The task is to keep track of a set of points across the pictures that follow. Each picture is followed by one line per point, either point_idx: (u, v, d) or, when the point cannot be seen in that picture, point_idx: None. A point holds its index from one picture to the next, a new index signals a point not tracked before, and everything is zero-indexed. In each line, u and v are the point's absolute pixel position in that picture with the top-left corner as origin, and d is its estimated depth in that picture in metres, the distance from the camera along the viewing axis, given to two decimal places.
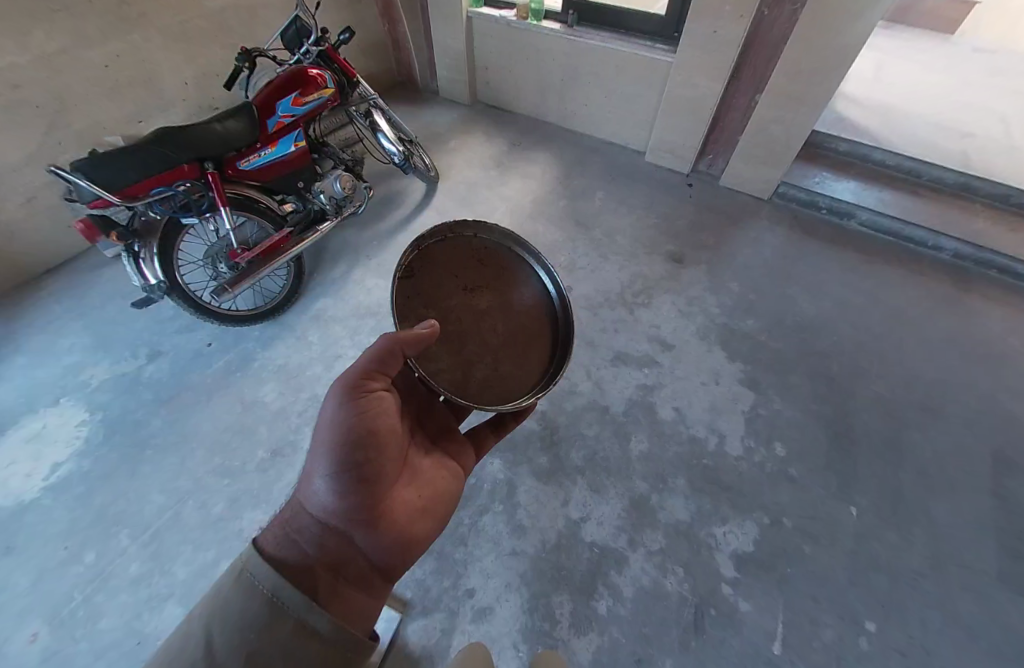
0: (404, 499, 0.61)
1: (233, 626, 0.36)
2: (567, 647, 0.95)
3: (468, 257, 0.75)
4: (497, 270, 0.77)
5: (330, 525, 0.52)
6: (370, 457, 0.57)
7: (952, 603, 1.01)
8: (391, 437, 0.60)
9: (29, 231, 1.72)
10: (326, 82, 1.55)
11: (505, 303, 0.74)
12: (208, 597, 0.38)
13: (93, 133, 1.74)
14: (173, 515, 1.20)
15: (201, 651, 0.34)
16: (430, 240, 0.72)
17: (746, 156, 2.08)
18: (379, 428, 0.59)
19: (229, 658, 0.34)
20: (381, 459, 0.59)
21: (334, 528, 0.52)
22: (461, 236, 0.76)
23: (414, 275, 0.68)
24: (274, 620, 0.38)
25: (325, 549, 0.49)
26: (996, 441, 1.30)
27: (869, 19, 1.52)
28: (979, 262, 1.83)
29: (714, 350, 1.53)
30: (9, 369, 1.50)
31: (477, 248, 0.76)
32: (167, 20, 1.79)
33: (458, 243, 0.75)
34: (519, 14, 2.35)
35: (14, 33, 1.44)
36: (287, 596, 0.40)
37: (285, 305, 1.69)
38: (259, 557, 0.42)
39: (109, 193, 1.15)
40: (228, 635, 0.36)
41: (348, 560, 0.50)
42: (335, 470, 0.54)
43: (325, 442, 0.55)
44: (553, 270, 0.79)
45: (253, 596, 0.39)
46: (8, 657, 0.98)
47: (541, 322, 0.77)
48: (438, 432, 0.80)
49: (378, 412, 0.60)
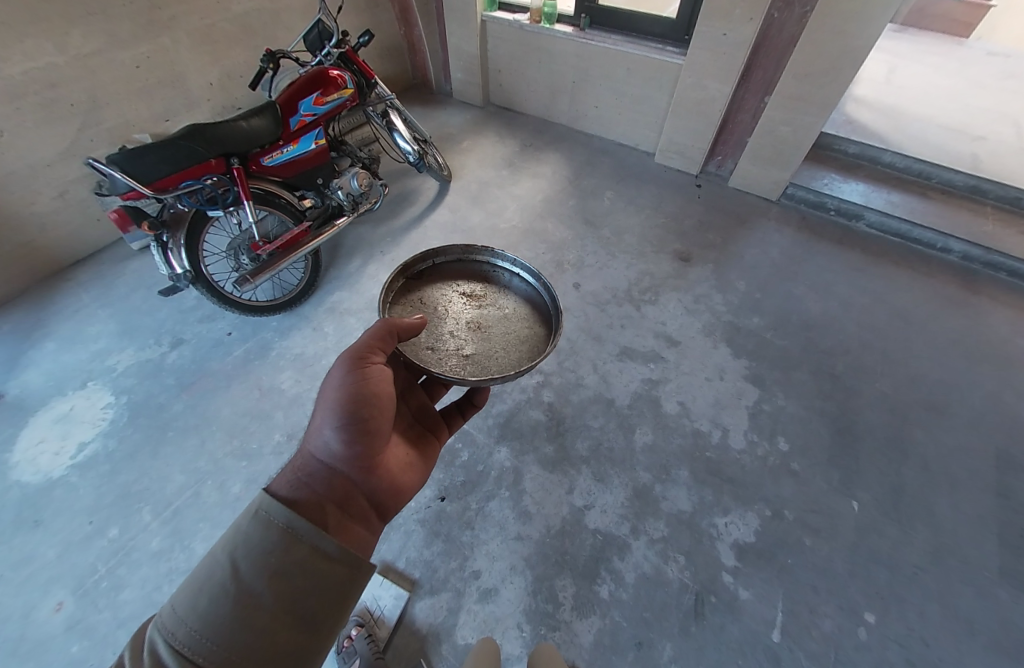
0: (394, 457, 0.64)
1: (254, 551, 0.38)
2: (569, 628, 0.98)
3: (472, 279, 0.84)
4: (494, 291, 0.83)
5: (335, 472, 0.53)
6: (373, 418, 0.59)
7: (952, 597, 1.02)
8: (391, 403, 0.62)
9: (61, 223, 1.80)
10: (345, 83, 1.63)
11: (492, 314, 0.80)
12: (228, 531, 0.39)
13: (123, 130, 1.82)
14: (193, 494, 1.26)
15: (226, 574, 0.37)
16: (444, 259, 0.83)
17: (755, 158, 2.10)
18: (380, 393, 0.60)
19: (254, 580, 0.37)
20: (382, 420, 0.60)
21: (339, 474, 0.54)
22: (474, 262, 0.85)
23: (421, 280, 0.81)
24: (288, 545, 0.39)
25: (330, 493, 0.51)
26: (1001, 441, 1.30)
27: (878, 22, 1.54)
28: (988, 265, 1.83)
29: (720, 346, 1.55)
30: (39, 354, 1.57)
31: (482, 273, 0.85)
32: (194, 23, 1.88)
33: (470, 264, 0.85)
34: (532, 17, 2.40)
35: (52, 35, 1.53)
36: (301, 527, 0.41)
37: (302, 297, 1.76)
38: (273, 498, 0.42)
39: (140, 184, 1.22)
40: (253, 558, 0.38)
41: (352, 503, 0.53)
42: (339, 422, 0.56)
43: (332, 398, 0.57)
44: (551, 289, 0.78)
45: (269, 527, 0.40)
46: (36, 624, 1.03)
47: (525, 338, 0.76)
48: (415, 411, 0.81)
49: (379, 379, 0.61)
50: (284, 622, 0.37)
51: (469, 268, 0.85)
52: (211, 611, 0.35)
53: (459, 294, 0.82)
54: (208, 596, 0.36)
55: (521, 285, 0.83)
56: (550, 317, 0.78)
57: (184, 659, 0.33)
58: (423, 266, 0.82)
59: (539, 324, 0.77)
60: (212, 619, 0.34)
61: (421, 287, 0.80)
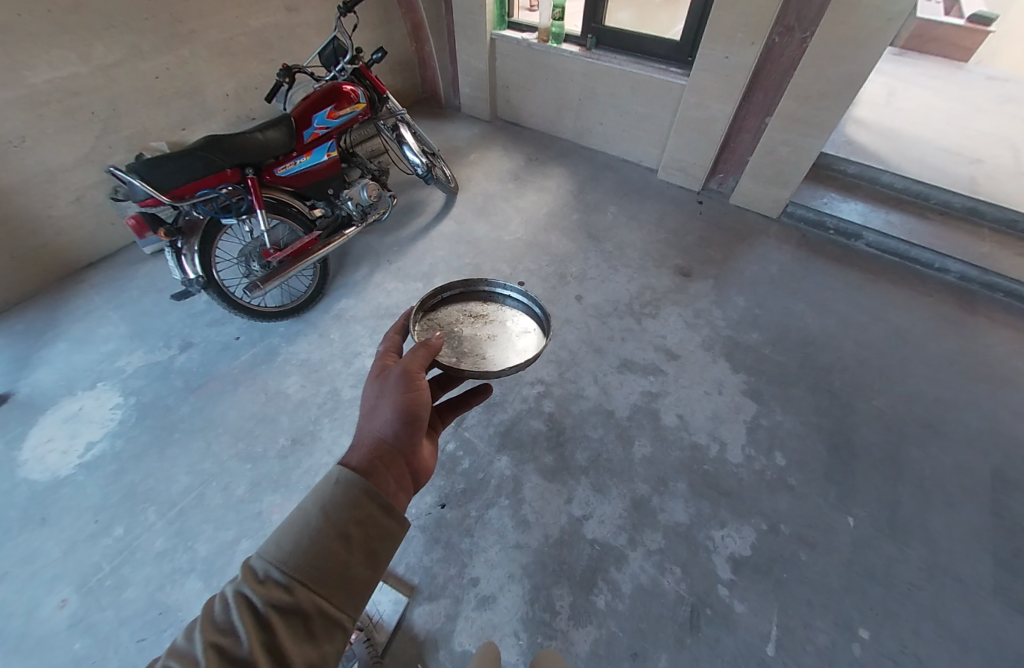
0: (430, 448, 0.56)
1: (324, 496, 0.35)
2: (566, 638, 1.00)
3: (474, 305, 0.90)
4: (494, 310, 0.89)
5: (400, 450, 0.47)
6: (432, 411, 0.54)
7: (946, 615, 1.03)
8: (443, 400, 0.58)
9: (77, 227, 1.85)
10: (358, 98, 1.68)
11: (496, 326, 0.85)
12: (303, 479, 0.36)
13: (140, 138, 1.88)
14: (198, 495, 1.28)
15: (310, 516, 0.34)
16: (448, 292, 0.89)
17: (755, 176, 2.14)
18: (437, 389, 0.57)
19: (338, 520, 0.34)
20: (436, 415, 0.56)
21: (402, 454, 0.47)
22: (473, 290, 0.92)
23: (433, 313, 0.86)
24: (363, 499, 0.36)
25: (395, 471, 0.44)
26: (997, 460, 1.31)
27: (877, 49, 1.59)
28: (985, 285, 1.85)
29: (718, 361, 1.58)
30: (51, 354, 1.61)
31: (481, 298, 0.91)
32: (213, 37, 1.95)
33: (470, 294, 0.91)
34: (540, 37, 2.47)
35: (78, 46, 1.59)
36: (373, 488, 0.37)
37: (310, 303, 1.80)
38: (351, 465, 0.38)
39: (159, 192, 1.27)
40: (338, 505, 0.35)
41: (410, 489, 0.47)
42: (403, 406, 0.51)
43: (394, 382, 0.54)
44: (538, 301, 0.85)
45: (348, 487, 0.37)
46: (40, 621, 1.05)
47: (525, 341, 0.81)
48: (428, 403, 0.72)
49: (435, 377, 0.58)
50: (364, 561, 0.34)
51: (469, 294, 0.91)
52: (304, 546, 0.32)
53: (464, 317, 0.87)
54: (297, 537, 0.33)
55: (515, 302, 0.89)
56: (541, 323, 0.83)
57: (288, 579, 0.31)
58: (433, 301, 0.87)
59: (535, 329, 0.83)
60: (307, 551, 0.32)
61: (434, 318, 0.85)
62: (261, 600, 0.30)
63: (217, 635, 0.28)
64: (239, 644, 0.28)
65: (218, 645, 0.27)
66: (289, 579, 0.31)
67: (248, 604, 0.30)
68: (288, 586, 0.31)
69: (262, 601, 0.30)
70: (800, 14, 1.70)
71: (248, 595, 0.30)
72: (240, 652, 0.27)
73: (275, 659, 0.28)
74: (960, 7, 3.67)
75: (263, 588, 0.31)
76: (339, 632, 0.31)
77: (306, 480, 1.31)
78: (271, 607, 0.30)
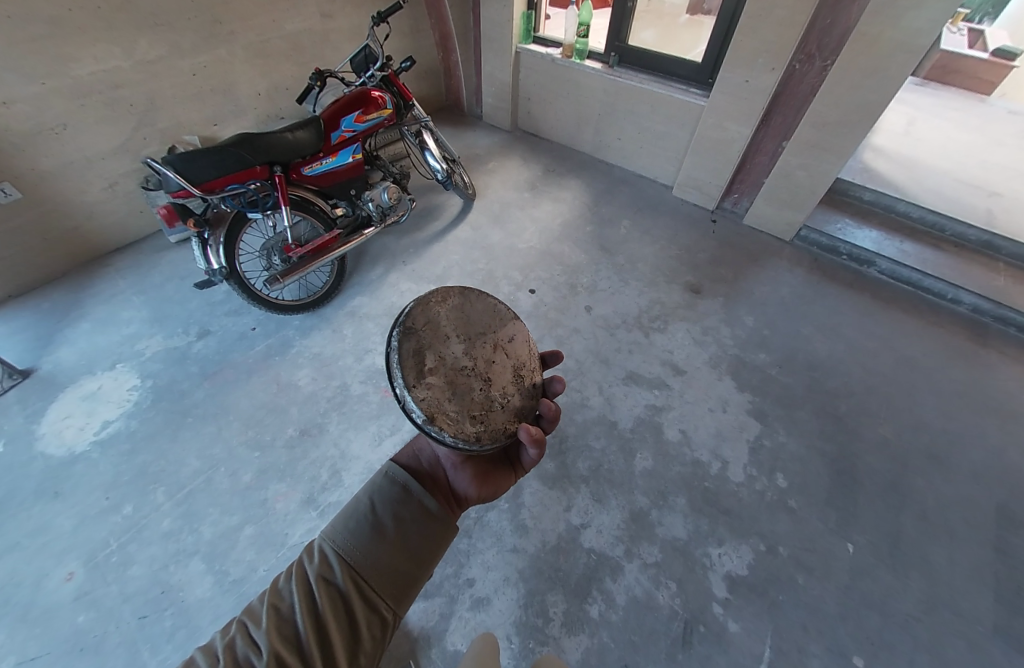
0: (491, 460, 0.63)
1: (375, 489, 0.45)
2: (557, 645, 1.00)
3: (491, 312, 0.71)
4: (466, 308, 0.69)
5: (440, 459, 0.60)
6: None
7: (943, 649, 1.02)
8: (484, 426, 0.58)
9: (107, 212, 1.92)
10: (385, 103, 1.74)
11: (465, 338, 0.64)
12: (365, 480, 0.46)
13: (174, 131, 1.96)
14: (206, 479, 1.31)
15: (365, 507, 0.43)
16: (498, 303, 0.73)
17: (770, 198, 2.16)
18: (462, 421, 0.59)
19: (385, 508, 0.43)
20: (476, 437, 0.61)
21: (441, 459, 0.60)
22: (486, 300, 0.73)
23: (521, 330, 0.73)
24: (404, 494, 0.45)
25: (434, 473, 0.58)
26: (1002, 496, 1.30)
27: (897, 80, 1.60)
28: (998, 319, 1.84)
29: (724, 379, 1.58)
30: (75, 333, 1.67)
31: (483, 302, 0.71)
32: (250, 38, 2.03)
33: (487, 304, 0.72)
34: (564, 52, 2.53)
35: (122, 42, 1.67)
36: (414, 486, 0.46)
37: (326, 299, 1.84)
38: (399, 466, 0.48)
39: (191, 185, 1.33)
40: (386, 498, 0.44)
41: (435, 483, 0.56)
42: None
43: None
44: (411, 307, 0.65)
45: (393, 482, 0.46)
46: (46, 591, 1.08)
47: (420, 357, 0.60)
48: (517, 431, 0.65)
49: None
50: (404, 554, 0.41)
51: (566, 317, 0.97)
52: (353, 529, 0.41)
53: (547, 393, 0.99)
54: (352, 519, 0.41)
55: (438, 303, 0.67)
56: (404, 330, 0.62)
57: (341, 557, 0.38)
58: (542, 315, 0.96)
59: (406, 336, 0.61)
60: (356, 533, 0.40)
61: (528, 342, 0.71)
62: (314, 573, 0.37)
63: (276, 600, 0.34)
64: (291, 608, 0.34)
65: (276, 607, 0.33)
66: (338, 559, 0.38)
67: (304, 574, 0.37)
68: (335, 564, 0.38)
69: (314, 573, 0.37)
70: (821, 43, 1.74)
71: (305, 566, 0.37)
72: (296, 613, 0.33)
73: (319, 629, 0.33)
74: (986, 41, 3.68)
75: (317, 565, 0.38)
76: (377, 619, 0.36)
77: (311, 471, 1.34)
78: (322, 578, 0.36)
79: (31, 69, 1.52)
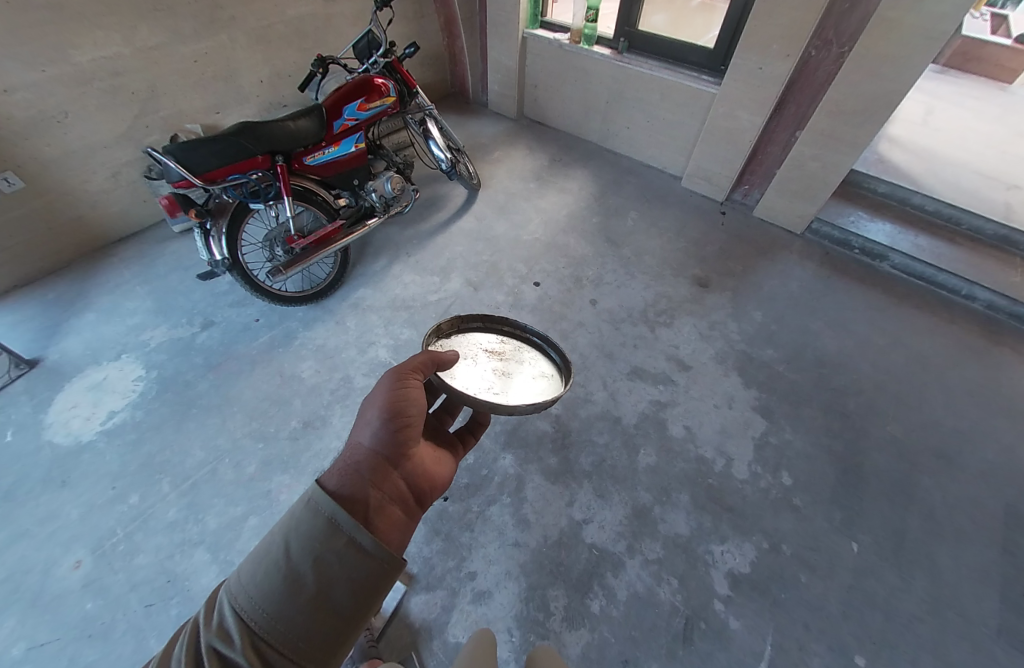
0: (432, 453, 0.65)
1: (298, 531, 0.37)
2: (558, 638, 1.01)
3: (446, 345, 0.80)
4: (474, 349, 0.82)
5: (382, 454, 0.51)
6: (412, 422, 0.57)
7: (946, 649, 1.01)
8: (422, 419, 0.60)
9: (111, 201, 1.91)
10: (389, 91, 1.70)
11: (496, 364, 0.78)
12: (283, 516, 0.39)
13: (176, 119, 1.94)
14: (211, 470, 1.32)
15: (280, 554, 0.36)
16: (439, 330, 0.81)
17: (781, 189, 2.11)
18: (418, 414, 0.59)
19: (302, 558, 0.36)
20: (416, 426, 0.57)
21: (392, 459, 0.52)
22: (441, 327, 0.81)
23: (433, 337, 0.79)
24: (331, 533, 0.38)
25: (388, 478, 0.49)
26: (1010, 496, 1.28)
27: (917, 68, 1.54)
28: (1013, 315, 1.79)
29: (730, 374, 1.57)
30: (81, 324, 1.67)
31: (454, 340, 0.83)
32: (251, 23, 1.99)
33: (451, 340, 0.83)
34: (572, 37, 2.46)
35: (122, 28, 1.64)
36: (342, 519, 0.39)
37: (329, 290, 1.83)
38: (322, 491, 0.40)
39: (192, 175, 1.31)
40: (303, 541, 0.37)
41: (393, 485, 0.49)
42: (386, 411, 0.55)
43: (384, 383, 0.60)
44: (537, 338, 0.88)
45: (317, 516, 0.39)
46: (56, 579, 1.10)
47: (544, 384, 0.77)
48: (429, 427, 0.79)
49: (409, 399, 0.58)
50: (324, 607, 0.36)
51: (491, 331, 0.90)
52: (260, 590, 0.35)
53: (546, 374, 0.81)
54: (261, 571, 0.36)
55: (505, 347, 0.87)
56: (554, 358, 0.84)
57: (240, 626, 0.34)
58: (449, 330, 0.86)
59: (551, 375, 0.81)
60: (262, 594, 0.35)
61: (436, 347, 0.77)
62: (207, 641, 0.33)
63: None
64: None
65: None
66: (236, 628, 0.34)
67: (198, 644, 0.33)
68: (234, 632, 0.33)
69: (204, 643, 0.32)
70: (838, 29, 1.67)
71: (200, 633, 0.33)
72: None
73: None
74: (1009, 25, 3.53)
75: (214, 631, 0.33)
76: None
77: (314, 464, 1.34)
78: (213, 649, 0.32)
79: (31, 56, 1.50)
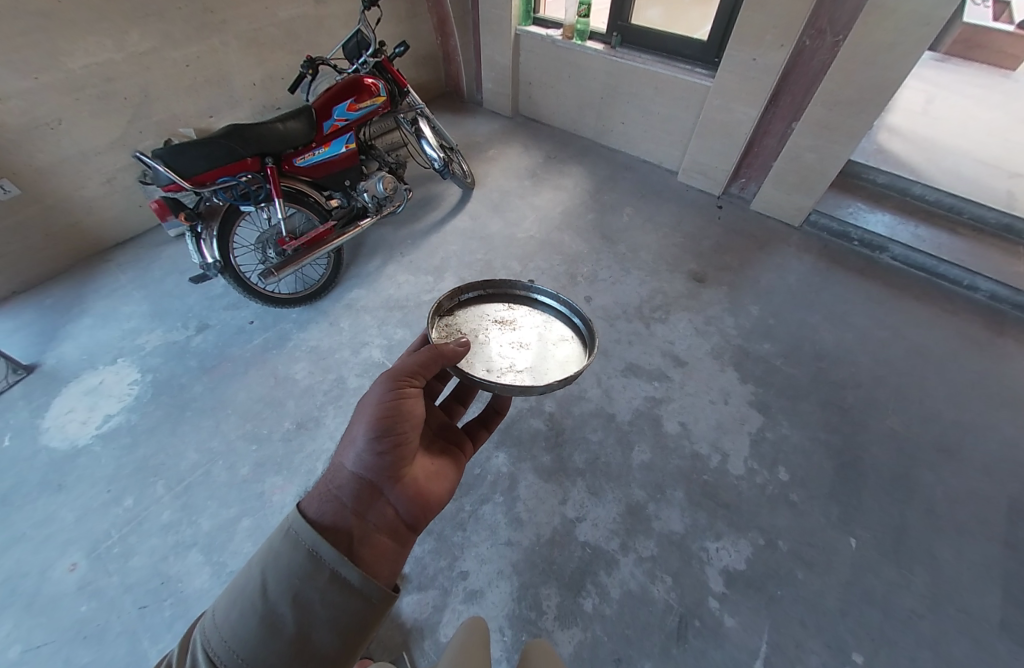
0: (427, 466, 0.66)
1: (278, 568, 0.39)
2: (550, 637, 1.00)
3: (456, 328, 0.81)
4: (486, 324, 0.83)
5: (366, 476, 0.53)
6: (401, 438, 0.58)
7: (947, 645, 0.99)
8: (414, 433, 0.60)
9: (106, 206, 1.92)
10: (379, 91, 1.70)
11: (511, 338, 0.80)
12: (263, 548, 0.40)
13: (170, 124, 1.94)
14: (205, 472, 1.32)
15: (258, 594, 0.37)
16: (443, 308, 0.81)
17: (779, 182, 2.08)
18: (410, 427, 0.60)
19: (280, 595, 0.37)
20: (405, 442, 0.58)
21: (378, 482, 0.54)
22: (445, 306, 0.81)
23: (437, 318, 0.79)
24: (312, 568, 0.39)
25: (372, 504, 0.51)
26: (1013, 490, 1.25)
27: (912, 56, 1.52)
28: (1016, 306, 1.76)
29: (727, 370, 1.55)
30: (77, 328, 1.69)
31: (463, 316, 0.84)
32: (243, 26, 1.99)
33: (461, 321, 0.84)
34: (565, 33, 2.44)
35: (114, 34, 1.65)
36: (325, 552, 0.40)
37: (322, 292, 1.83)
38: (303, 523, 0.42)
39: (182, 179, 1.32)
40: (280, 577, 0.38)
41: (377, 510, 0.51)
42: (375, 428, 0.56)
43: (377, 393, 0.60)
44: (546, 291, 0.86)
45: (297, 549, 0.40)
46: (51, 582, 1.10)
47: (561, 351, 0.80)
48: (438, 425, 0.82)
49: (400, 413, 0.59)
50: (304, 648, 0.36)
51: (494, 297, 0.90)
52: (238, 633, 0.36)
53: (563, 338, 0.82)
54: (239, 611, 0.37)
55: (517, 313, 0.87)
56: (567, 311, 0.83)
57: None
58: (451, 306, 0.86)
59: (567, 338, 0.82)
60: (239, 636, 0.35)
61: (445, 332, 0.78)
62: None
63: None
64: None
65: None
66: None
67: None
68: None
69: None
70: (832, 17, 1.65)
71: None
72: None
73: None
74: (1011, 12, 3.47)
75: None
76: None
77: (308, 464, 1.34)
78: None
79: (23, 63, 1.51)
